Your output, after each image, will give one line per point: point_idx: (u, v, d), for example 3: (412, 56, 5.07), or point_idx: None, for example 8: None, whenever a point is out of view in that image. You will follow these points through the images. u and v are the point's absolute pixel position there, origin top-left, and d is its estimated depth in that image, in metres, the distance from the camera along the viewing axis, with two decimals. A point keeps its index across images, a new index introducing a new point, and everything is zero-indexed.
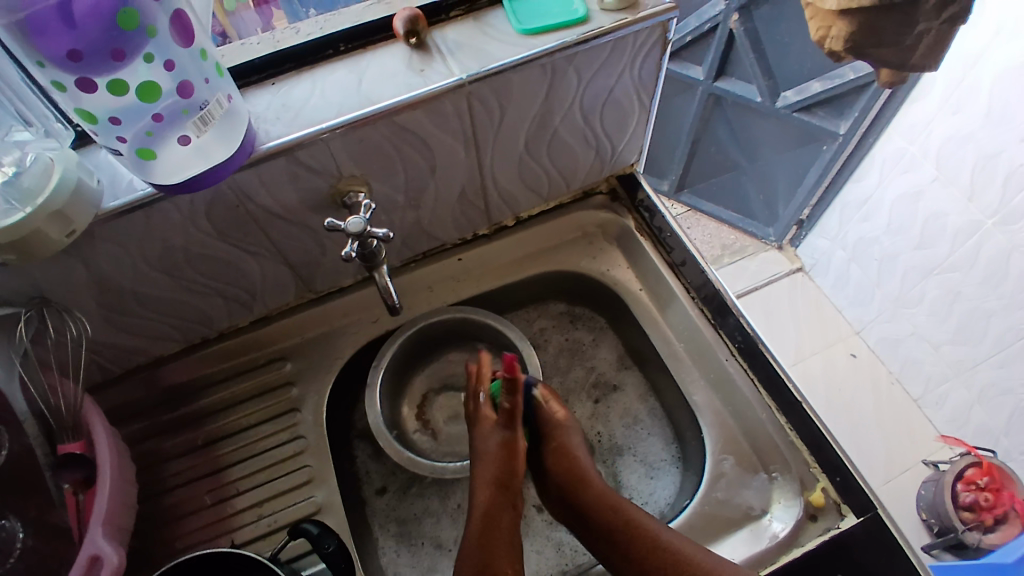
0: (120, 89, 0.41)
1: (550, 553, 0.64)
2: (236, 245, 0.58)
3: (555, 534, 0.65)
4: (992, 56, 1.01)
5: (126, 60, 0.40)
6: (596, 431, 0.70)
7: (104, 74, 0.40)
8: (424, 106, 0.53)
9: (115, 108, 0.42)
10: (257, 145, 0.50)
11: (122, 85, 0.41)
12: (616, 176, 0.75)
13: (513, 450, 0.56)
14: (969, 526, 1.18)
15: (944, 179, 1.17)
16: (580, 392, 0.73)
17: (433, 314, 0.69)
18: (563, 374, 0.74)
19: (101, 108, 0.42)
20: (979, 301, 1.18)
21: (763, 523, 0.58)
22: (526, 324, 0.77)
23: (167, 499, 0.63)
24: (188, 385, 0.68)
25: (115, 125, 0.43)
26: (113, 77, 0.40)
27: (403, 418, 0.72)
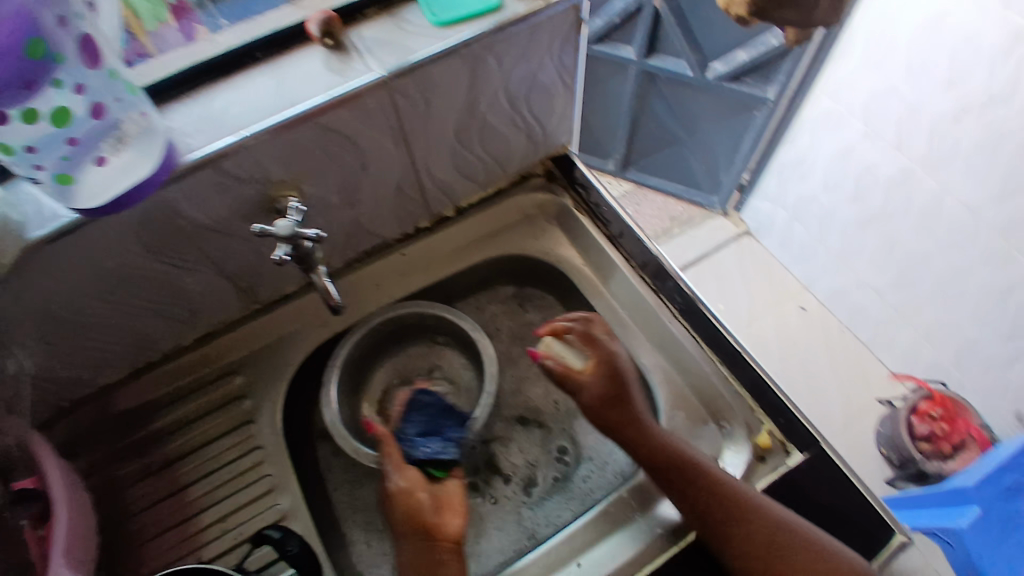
0: (33, 117, 0.39)
1: (511, 527, 0.68)
2: (171, 262, 0.58)
3: (517, 506, 0.69)
4: (907, 16, 1.06)
5: (37, 88, 0.38)
6: (553, 399, 0.75)
7: (15, 105, 0.38)
8: (347, 105, 0.53)
9: (30, 139, 0.40)
10: (178, 157, 0.49)
11: (33, 113, 0.39)
12: (551, 158, 0.77)
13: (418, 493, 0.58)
14: (927, 455, 1.26)
15: (871, 134, 1.23)
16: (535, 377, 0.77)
17: (389, 309, 0.70)
18: (514, 365, 0.77)
19: (16, 139, 0.40)
20: (916, 246, 1.25)
21: None
22: (477, 311, 0.80)
23: (130, 526, 0.62)
24: (140, 410, 0.67)
25: (31, 154, 0.42)
26: (24, 107, 0.39)
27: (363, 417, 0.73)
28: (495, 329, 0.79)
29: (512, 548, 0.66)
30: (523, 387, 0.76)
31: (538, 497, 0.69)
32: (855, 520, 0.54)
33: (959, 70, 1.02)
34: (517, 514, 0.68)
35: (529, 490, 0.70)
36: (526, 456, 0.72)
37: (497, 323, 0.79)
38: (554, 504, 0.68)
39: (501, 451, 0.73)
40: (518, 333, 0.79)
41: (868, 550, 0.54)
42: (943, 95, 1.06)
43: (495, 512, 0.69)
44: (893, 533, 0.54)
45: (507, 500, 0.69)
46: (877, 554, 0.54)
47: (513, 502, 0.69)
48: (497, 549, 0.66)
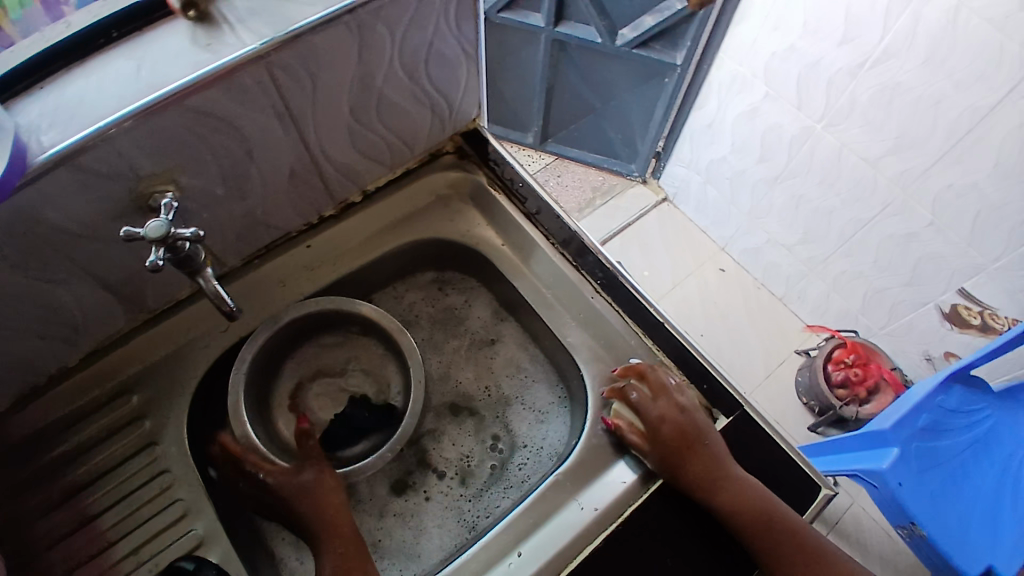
0: None
1: (451, 523, 0.66)
2: (34, 277, 0.50)
3: (453, 502, 0.67)
4: None
5: None
6: (484, 386, 0.73)
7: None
8: (219, 84, 0.47)
9: None
10: (30, 157, 0.43)
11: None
12: (461, 133, 0.73)
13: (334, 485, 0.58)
14: (845, 401, 1.36)
15: (773, 94, 1.27)
16: (460, 360, 0.74)
17: (305, 303, 0.65)
18: (441, 350, 0.74)
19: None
20: (821, 201, 1.32)
21: None
22: (396, 302, 0.76)
23: (38, 565, 0.57)
24: (28, 443, 0.60)
25: None
26: None
27: (279, 425, 0.68)
28: (418, 316, 0.76)
29: (452, 546, 0.64)
30: (451, 372, 0.73)
31: (477, 488, 0.68)
32: (783, 478, 0.57)
33: (854, 28, 1.05)
34: (458, 509, 0.67)
35: (467, 482, 0.68)
36: (461, 448, 0.70)
37: (418, 308, 0.76)
38: (495, 494, 0.67)
39: (433, 447, 0.70)
40: (442, 317, 0.76)
41: (800, 504, 0.57)
42: (839, 53, 1.10)
43: (432, 508, 0.67)
44: (820, 488, 0.57)
45: (445, 496, 0.67)
46: (807, 509, 0.57)
47: (452, 497, 0.67)
48: (438, 548, 0.64)
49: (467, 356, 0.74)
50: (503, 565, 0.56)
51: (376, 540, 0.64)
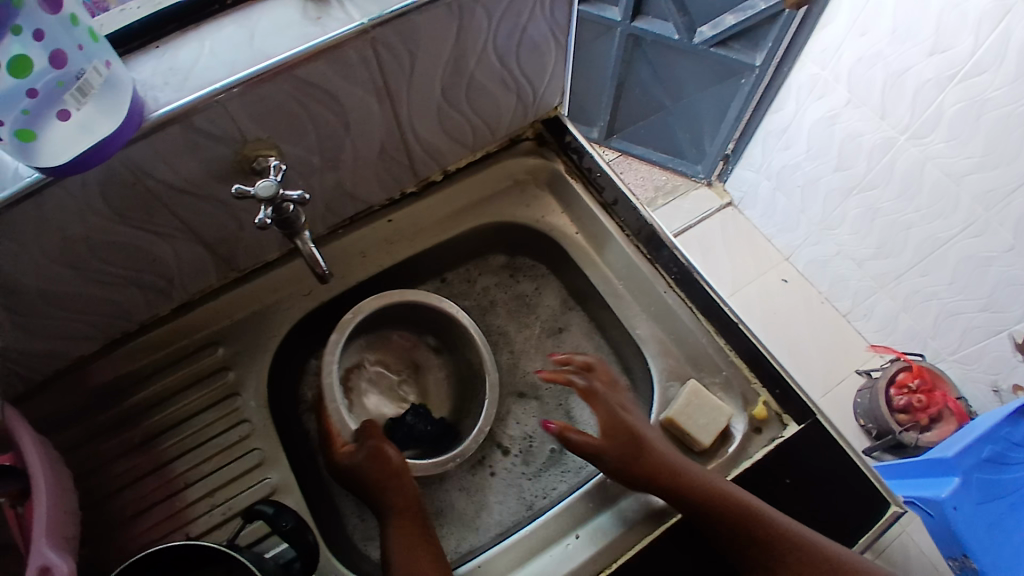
0: None
1: (512, 501, 0.68)
2: (141, 228, 0.54)
3: (515, 482, 0.69)
4: None
5: None
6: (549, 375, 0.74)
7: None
8: (326, 57, 0.49)
9: None
10: (147, 113, 0.46)
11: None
12: (542, 120, 0.74)
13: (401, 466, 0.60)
14: (906, 427, 1.30)
15: (856, 100, 1.22)
16: (530, 347, 0.76)
17: (398, 293, 0.66)
18: (514, 338, 0.76)
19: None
20: (898, 215, 1.25)
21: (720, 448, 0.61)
22: (469, 284, 0.78)
23: (115, 503, 0.60)
24: (117, 385, 0.64)
25: None
26: None
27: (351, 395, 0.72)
28: (487, 299, 0.77)
29: (518, 517, 0.67)
30: (519, 363, 0.75)
31: (537, 470, 0.69)
32: (844, 486, 0.56)
33: (944, 39, 1.02)
34: (518, 487, 0.68)
35: (528, 463, 0.70)
36: (524, 429, 0.72)
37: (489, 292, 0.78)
38: (555, 478, 0.69)
39: (498, 426, 0.72)
40: (511, 303, 0.77)
41: (865, 519, 0.55)
42: (928, 63, 1.06)
43: (496, 486, 0.69)
44: (888, 505, 0.55)
45: (507, 473, 0.69)
46: (872, 527, 0.55)
47: (514, 476, 0.69)
48: (497, 523, 0.66)
49: (536, 345, 0.76)
50: (560, 546, 0.57)
51: (438, 511, 0.66)
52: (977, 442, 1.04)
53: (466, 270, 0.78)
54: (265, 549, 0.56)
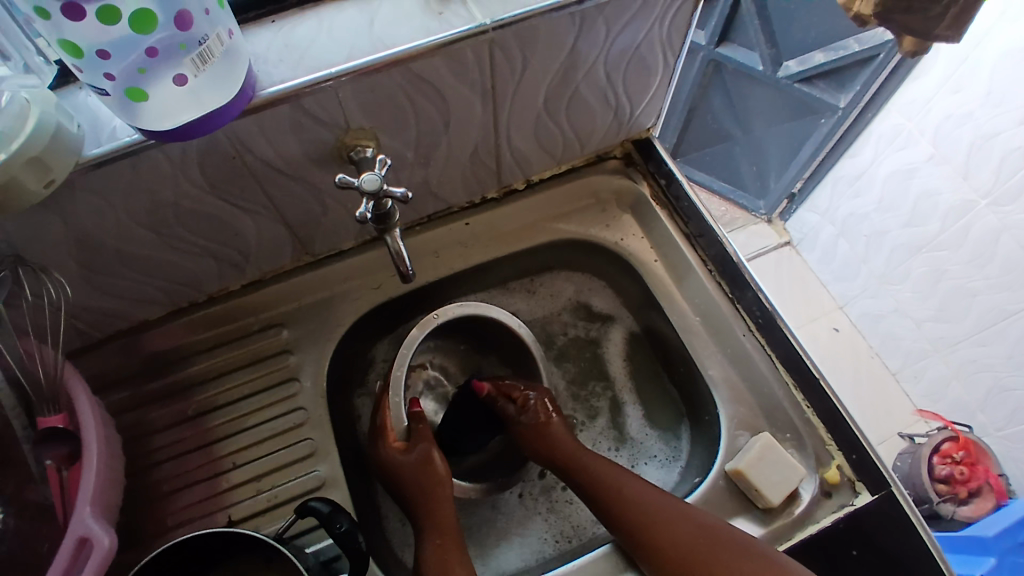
0: (111, 17, 0.35)
1: (540, 514, 0.68)
2: (229, 200, 0.53)
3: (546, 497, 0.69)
4: (995, 38, 1.00)
5: None
6: (585, 373, 0.75)
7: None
8: (443, 53, 0.48)
9: (103, 40, 0.36)
10: (258, 90, 0.45)
11: (114, 12, 0.35)
12: (632, 141, 0.72)
13: (430, 460, 0.61)
14: (943, 497, 1.19)
15: (938, 157, 1.16)
16: (574, 345, 0.76)
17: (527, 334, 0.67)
18: (559, 333, 0.76)
19: (87, 39, 0.35)
20: (964, 280, 1.18)
21: (794, 501, 0.58)
22: (527, 289, 0.76)
23: (157, 474, 0.60)
24: (174, 352, 0.64)
25: (102, 60, 0.37)
26: (103, 3, 0.34)
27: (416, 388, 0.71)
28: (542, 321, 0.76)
29: (539, 537, 0.67)
30: (560, 360, 0.75)
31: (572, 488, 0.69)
32: (915, 566, 0.52)
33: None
34: (549, 503, 0.69)
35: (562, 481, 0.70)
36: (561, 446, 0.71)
37: (549, 313, 0.77)
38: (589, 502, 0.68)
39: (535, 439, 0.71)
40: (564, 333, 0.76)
41: None
42: (1019, 132, 1.00)
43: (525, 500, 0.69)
44: None
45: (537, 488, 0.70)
46: None
47: (544, 489, 0.70)
48: (523, 536, 0.67)
49: (578, 340, 0.76)
50: None
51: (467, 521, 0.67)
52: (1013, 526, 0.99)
53: (524, 280, 0.76)
54: (308, 542, 0.55)
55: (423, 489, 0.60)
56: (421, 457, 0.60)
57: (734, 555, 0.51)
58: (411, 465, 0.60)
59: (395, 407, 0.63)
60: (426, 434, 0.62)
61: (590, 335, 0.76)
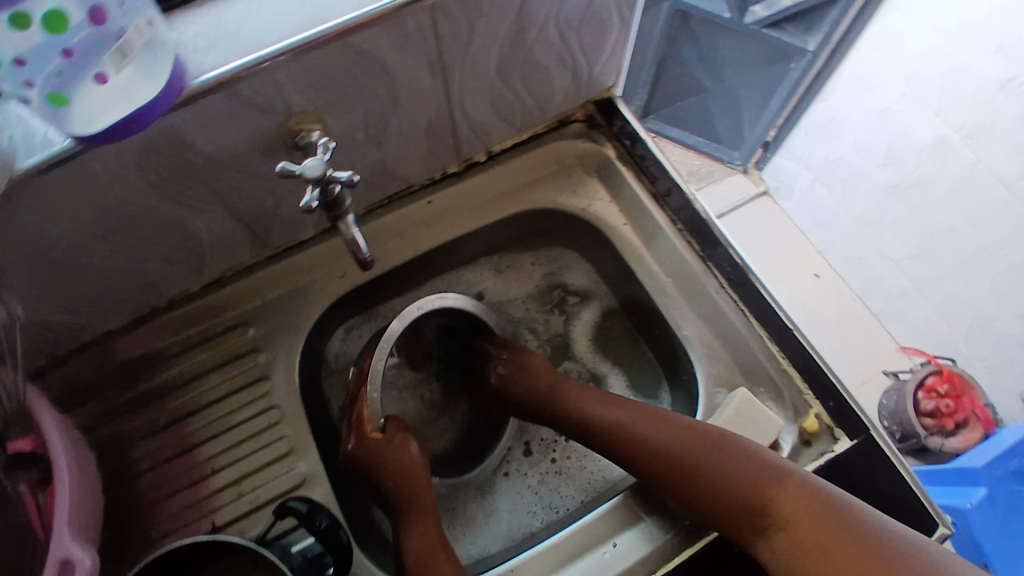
0: (23, 23, 0.33)
1: (528, 496, 0.69)
2: (176, 199, 0.51)
3: (528, 481, 0.70)
4: None
5: None
6: (556, 347, 0.76)
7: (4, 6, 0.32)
8: (382, 24, 0.45)
9: (19, 48, 0.34)
10: (188, 80, 0.42)
11: (24, 18, 0.33)
12: (594, 101, 0.70)
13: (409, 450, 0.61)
14: (931, 431, 1.23)
15: (911, 94, 1.14)
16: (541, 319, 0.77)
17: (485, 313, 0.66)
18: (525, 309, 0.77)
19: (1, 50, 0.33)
20: (943, 216, 1.18)
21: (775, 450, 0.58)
22: (491, 270, 0.76)
23: (138, 485, 0.59)
24: (141, 361, 0.62)
25: (19, 68, 0.35)
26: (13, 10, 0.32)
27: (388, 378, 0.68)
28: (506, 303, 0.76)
29: (525, 514, 0.68)
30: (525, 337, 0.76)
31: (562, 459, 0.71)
32: (900, 508, 0.53)
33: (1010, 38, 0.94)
34: (540, 476, 0.70)
35: (552, 454, 0.71)
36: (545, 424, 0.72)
37: (515, 296, 0.77)
38: (577, 471, 0.70)
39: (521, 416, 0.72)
40: (534, 316, 0.77)
41: None
42: (991, 62, 0.98)
43: (505, 489, 0.69)
44: (935, 526, 0.52)
45: (518, 474, 0.70)
46: None
47: (534, 464, 0.71)
48: (509, 512, 0.68)
49: (545, 313, 0.77)
50: (595, 553, 0.57)
51: (451, 509, 0.68)
52: (1004, 455, 1.01)
53: (494, 270, 0.76)
54: (291, 541, 0.55)
55: (405, 471, 0.60)
56: (405, 445, 0.61)
57: (711, 451, 0.54)
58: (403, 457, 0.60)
59: (372, 400, 0.61)
60: (400, 425, 0.62)
61: (554, 305, 0.77)
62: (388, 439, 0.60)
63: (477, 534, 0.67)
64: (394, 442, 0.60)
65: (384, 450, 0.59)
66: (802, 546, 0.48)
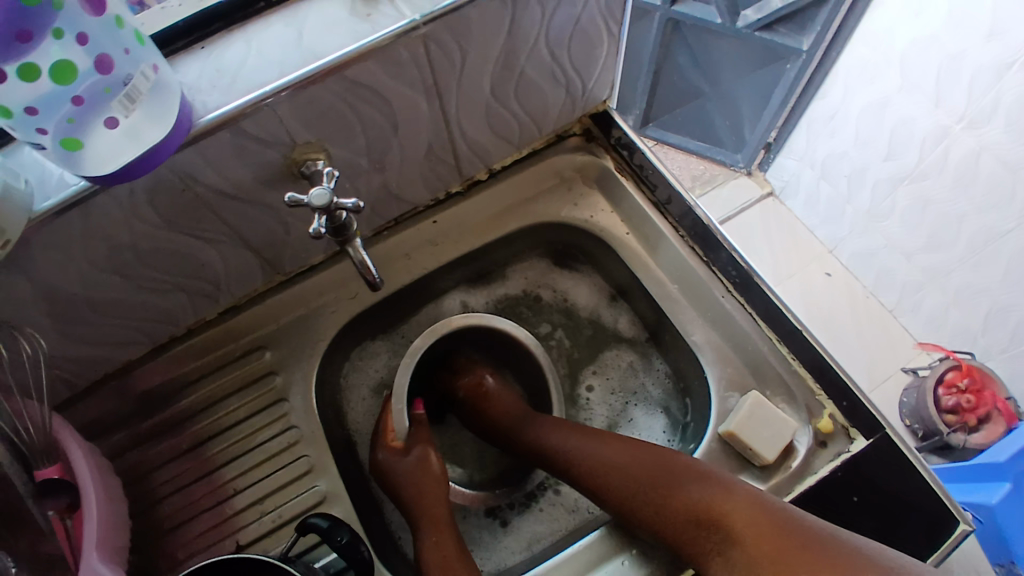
0: (33, 74, 0.35)
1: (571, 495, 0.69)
2: (189, 234, 0.53)
3: None
4: None
5: (36, 40, 0.34)
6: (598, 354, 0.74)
7: (12, 59, 0.34)
8: (377, 55, 0.47)
9: (29, 98, 0.35)
10: (195, 119, 0.44)
11: (35, 69, 0.35)
12: (589, 115, 0.71)
13: (427, 464, 0.62)
14: (954, 426, 1.20)
15: (908, 87, 1.14)
16: (564, 329, 0.76)
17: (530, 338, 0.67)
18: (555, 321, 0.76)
19: (12, 99, 0.35)
20: (950, 207, 1.17)
21: (790, 449, 0.59)
22: (522, 278, 0.77)
23: (162, 509, 0.60)
24: (162, 388, 0.64)
25: (32, 117, 0.36)
26: (23, 62, 0.34)
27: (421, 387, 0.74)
28: (538, 314, 0.76)
29: (566, 511, 0.68)
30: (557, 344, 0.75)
31: None
32: (918, 509, 0.52)
33: (1005, 23, 0.94)
34: None
35: None
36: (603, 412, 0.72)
37: (548, 306, 0.76)
38: None
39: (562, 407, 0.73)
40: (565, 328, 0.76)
41: (931, 537, 0.51)
42: (987, 50, 0.98)
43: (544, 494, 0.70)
44: (956, 522, 0.52)
45: None
46: (940, 546, 0.51)
47: None
48: (545, 512, 0.69)
49: (575, 325, 0.76)
50: (612, 563, 0.57)
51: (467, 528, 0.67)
52: None
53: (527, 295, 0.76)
54: (315, 559, 0.56)
55: (419, 489, 0.61)
56: (417, 459, 0.62)
57: (616, 447, 0.59)
58: (410, 472, 0.61)
59: (398, 412, 0.64)
60: (423, 436, 0.64)
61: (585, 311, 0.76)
62: (403, 451, 0.63)
63: (509, 538, 0.67)
64: (408, 455, 0.62)
65: (395, 467, 0.62)
66: (758, 568, 0.47)
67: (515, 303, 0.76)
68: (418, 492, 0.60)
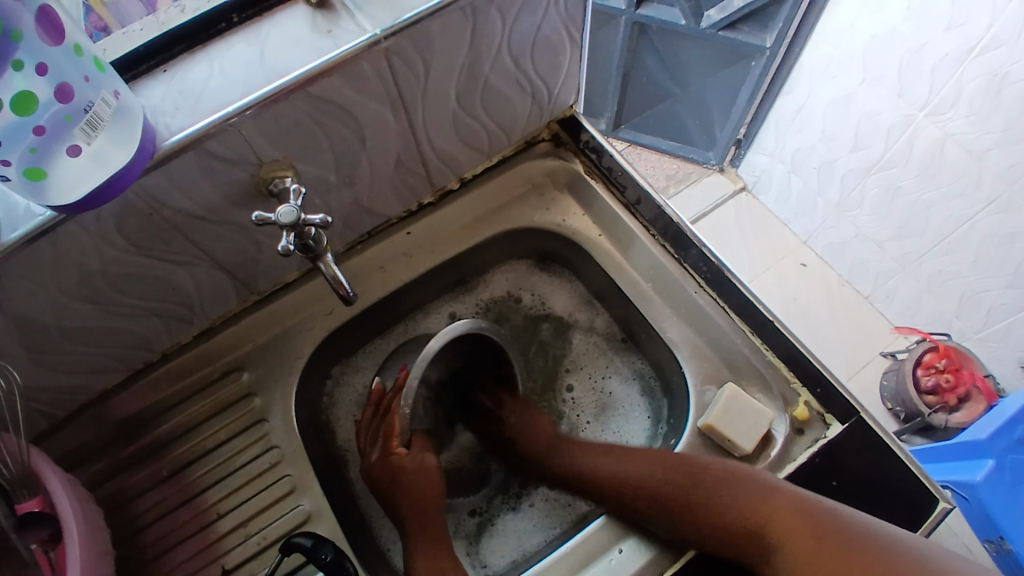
0: None
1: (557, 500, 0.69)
2: (160, 257, 0.53)
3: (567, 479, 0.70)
4: None
5: None
6: (578, 350, 0.76)
7: None
8: (340, 71, 0.47)
9: None
10: (159, 142, 0.44)
11: None
12: (558, 121, 0.72)
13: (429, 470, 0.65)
14: (934, 408, 1.24)
15: (871, 79, 1.17)
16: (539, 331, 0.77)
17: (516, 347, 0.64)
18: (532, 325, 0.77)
19: None
20: (918, 193, 1.20)
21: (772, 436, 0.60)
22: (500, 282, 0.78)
23: (145, 538, 0.59)
24: (140, 415, 0.63)
25: None
26: None
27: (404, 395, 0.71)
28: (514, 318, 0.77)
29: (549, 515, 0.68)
30: (534, 346, 0.77)
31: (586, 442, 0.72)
32: (898, 491, 0.53)
33: (961, 12, 0.97)
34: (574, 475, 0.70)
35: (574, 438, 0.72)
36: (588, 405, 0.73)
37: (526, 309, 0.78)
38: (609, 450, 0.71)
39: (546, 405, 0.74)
40: (544, 337, 0.77)
41: (912, 519, 0.53)
42: (945, 39, 1.01)
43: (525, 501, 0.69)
44: (936, 501, 0.53)
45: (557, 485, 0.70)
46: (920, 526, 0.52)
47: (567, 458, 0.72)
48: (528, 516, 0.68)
49: (552, 325, 0.77)
50: (602, 560, 0.57)
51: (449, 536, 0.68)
52: (1007, 424, 1.01)
53: (511, 299, 0.77)
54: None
55: (424, 494, 0.63)
56: (421, 463, 0.64)
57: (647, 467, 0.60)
58: (417, 478, 0.63)
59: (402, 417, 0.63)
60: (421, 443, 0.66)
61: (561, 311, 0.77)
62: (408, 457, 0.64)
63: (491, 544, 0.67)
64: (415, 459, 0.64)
65: (403, 473, 0.63)
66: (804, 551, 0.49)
67: (490, 309, 0.77)
68: (421, 500, 0.63)
